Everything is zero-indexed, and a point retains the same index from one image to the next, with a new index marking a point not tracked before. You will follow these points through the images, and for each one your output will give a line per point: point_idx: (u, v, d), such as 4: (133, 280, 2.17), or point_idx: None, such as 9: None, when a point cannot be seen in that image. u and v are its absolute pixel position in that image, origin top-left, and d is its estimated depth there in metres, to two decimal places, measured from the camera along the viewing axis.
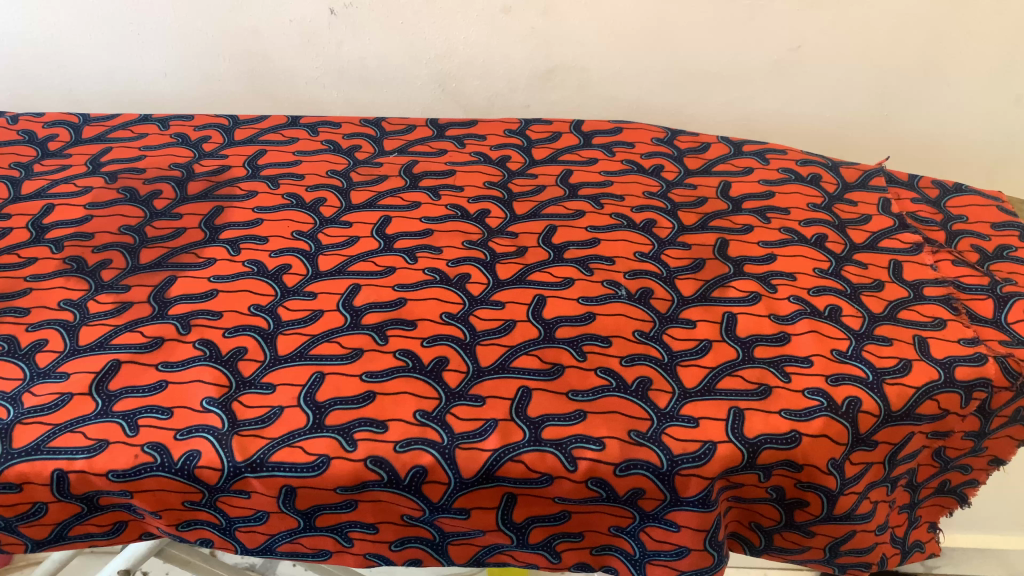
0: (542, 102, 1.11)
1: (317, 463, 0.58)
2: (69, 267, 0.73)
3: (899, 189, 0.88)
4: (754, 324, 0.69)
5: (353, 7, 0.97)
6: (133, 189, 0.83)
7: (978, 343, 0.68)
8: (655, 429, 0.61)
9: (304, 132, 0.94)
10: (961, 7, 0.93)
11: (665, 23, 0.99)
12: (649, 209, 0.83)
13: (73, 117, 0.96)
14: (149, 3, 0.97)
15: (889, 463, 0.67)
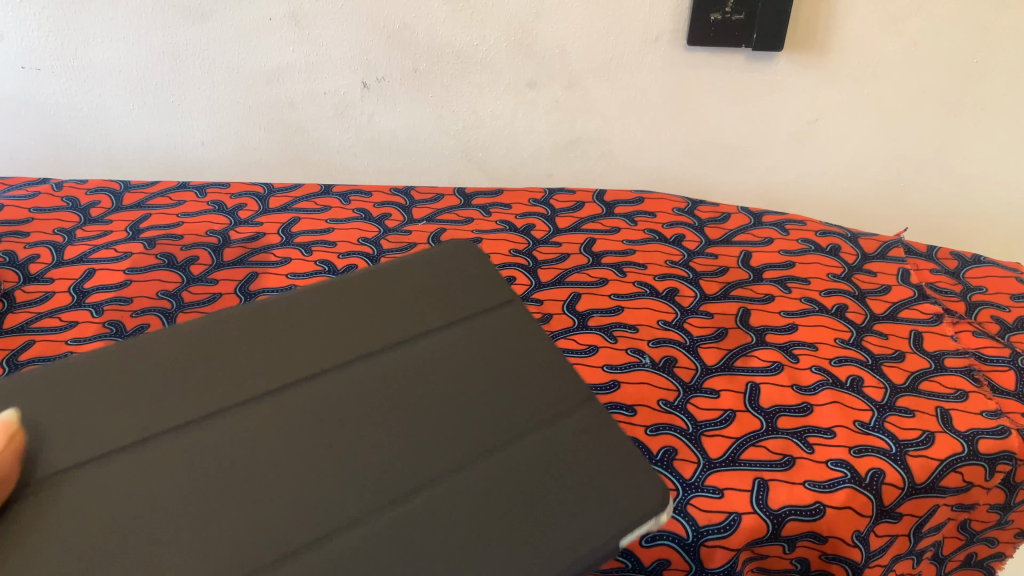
0: (565, 171, 1.13)
1: None
2: (109, 330, 0.76)
3: (918, 260, 0.89)
4: (777, 394, 0.70)
5: (385, 81, 1.02)
6: (172, 255, 0.86)
7: (1000, 415, 0.69)
8: (680, 499, 0.62)
9: (336, 200, 0.98)
10: (975, 80, 0.97)
11: (687, 95, 1.02)
12: (671, 277, 0.85)
13: (116, 184, 1.00)
14: (191, 76, 1.02)
15: (914, 535, 0.68)
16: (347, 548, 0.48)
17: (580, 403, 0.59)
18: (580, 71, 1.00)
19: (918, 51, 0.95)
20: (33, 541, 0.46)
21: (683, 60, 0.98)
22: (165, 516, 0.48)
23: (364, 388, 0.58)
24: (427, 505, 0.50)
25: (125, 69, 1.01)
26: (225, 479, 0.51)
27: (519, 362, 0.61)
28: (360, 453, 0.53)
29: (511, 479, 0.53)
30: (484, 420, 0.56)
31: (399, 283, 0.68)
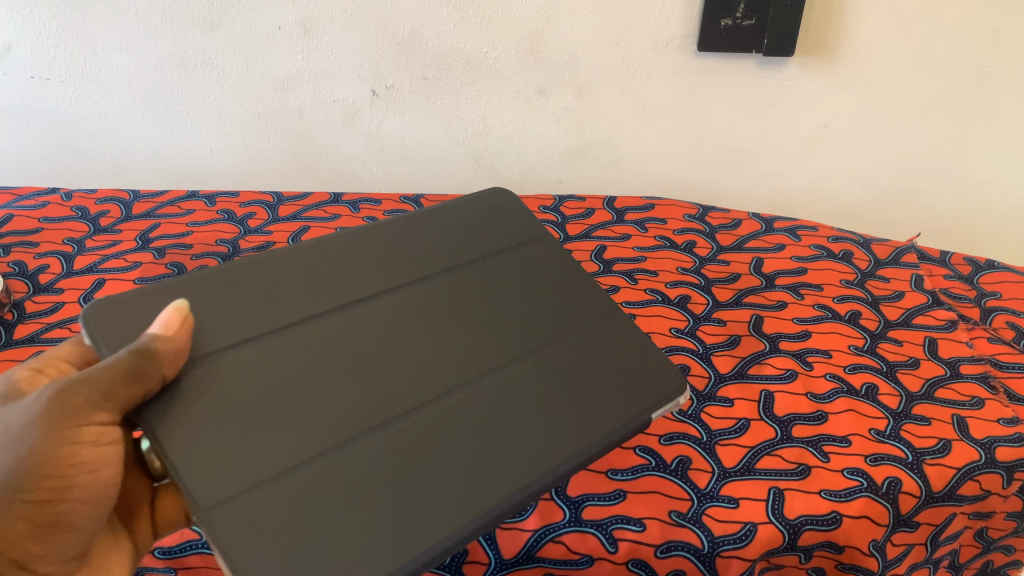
0: (575, 178, 1.13)
1: None
2: None
3: (931, 266, 0.88)
4: (791, 402, 0.70)
5: (394, 89, 1.02)
6: (181, 265, 0.86)
7: (1017, 423, 0.68)
8: (695, 509, 0.61)
9: (346, 209, 0.97)
10: (986, 84, 0.97)
11: (697, 102, 1.02)
12: (683, 285, 0.85)
13: (125, 193, 1.00)
14: (200, 85, 1.02)
15: (931, 544, 0.67)
16: (449, 426, 0.52)
17: (611, 311, 0.65)
18: (589, 78, 1.00)
19: (930, 57, 0.94)
20: (200, 414, 0.48)
21: (692, 67, 0.98)
22: (285, 402, 0.50)
23: (432, 293, 0.61)
24: (506, 390, 0.55)
25: (135, 78, 1.01)
26: (319, 368, 0.53)
27: (561, 282, 0.66)
28: (438, 349, 0.57)
29: (566, 370, 0.58)
30: (530, 321, 0.62)
31: (445, 213, 0.69)
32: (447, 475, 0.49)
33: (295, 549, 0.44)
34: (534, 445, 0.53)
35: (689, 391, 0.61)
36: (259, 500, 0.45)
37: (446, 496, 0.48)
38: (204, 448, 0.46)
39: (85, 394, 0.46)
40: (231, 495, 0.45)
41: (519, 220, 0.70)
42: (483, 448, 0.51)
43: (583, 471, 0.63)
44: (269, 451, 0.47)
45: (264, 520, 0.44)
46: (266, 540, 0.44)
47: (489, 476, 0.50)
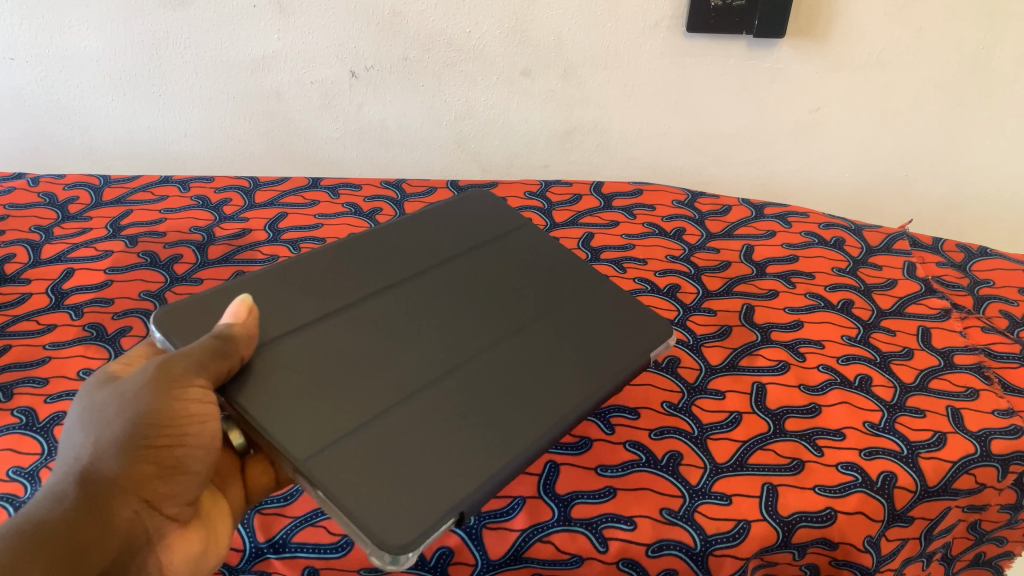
0: (561, 162, 1.11)
1: (341, 543, 0.57)
2: (89, 334, 0.73)
3: (923, 253, 0.87)
4: (784, 395, 0.68)
5: (374, 70, 0.99)
6: (154, 254, 0.83)
7: (1012, 414, 0.67)
8: (687, 507, 0.59)
9: (325, 195, 0.94)
10: (981, 69, 0.94)
11: (686, 83, 0.99)
12: (672, 273, 0.83)
13: (95, 179, 0.96)
14: (173, 64, 0.99)
15: (925, 538, 0.66)
16: (489, 377, 0.56)
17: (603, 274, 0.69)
18: (576, 59, 0.97)
19: (924, 40, 0.92)
20: (274, 385, 0.52)
21: (682, 49, 0.95)
22: (343, 369, 0.54)
23: (451, 274, 0.65)
24: (530, 344, 0.60)
25: (105, 58, 0.98)
26: (367, 343, 0.57)
27: (556, 254, 0.70)
28: (467, 318, 0.61)
29: (582, 325, 0.63)
30: (542, 286, 0.66)
31: (442, 211, 0.73)
32: (501, 416, 0.53)
33: (384, 486, 0.47)
34: (564, 385, 0.57)
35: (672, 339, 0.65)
36: (345, 452, 0.49)
37: (502, 432, 0.52)
38: (285, 417, 0.50)
39: (185, 363, 0.49)
40: (319, 450, 0.48)
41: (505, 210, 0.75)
42: (523, 392, 0.55)
43: (569, 470, 0.62)
44: (342, 411, 0.51)
45: (350, 467, 0.48)
46: (359, 478, 0.47)
47: (532, 412, 0.54)
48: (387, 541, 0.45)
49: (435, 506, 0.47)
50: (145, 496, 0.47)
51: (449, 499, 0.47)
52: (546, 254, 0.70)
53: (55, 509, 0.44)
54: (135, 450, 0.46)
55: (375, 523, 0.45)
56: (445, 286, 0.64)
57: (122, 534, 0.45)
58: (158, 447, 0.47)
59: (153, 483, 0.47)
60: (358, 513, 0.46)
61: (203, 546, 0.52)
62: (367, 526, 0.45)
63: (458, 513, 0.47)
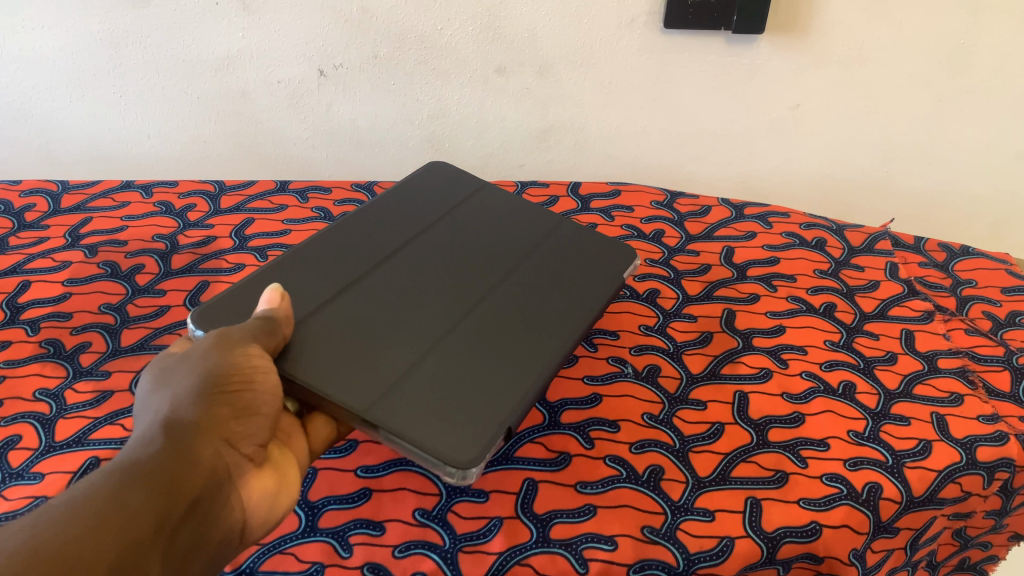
0: (538, 161, 1.08)
1: (310, 571, 0.55)
2: (46, 351, 0.70)
3: (906, 253, 0.86)
4: (768, 404, 0.67)
5: (343, 69, 0.96)
6: (115, 264, 0.80)
7: (998, 420, 0.65)
8: (669, 525, 0.58)
9: (293, 199, 0.91)
10: (961, 64, 0.92)
11: (664, 80, 0.97)
12: (651, 277, 0.81)
13: (53, 184, 0.93)
14: (133, 64, 0.96)
15: (911, 547, 0.65)
16: (495, 321, 0.62)
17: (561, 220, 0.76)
18: (551, 57, 0.95)
19: (905, 35, 0.90)
20: (312, 348, 0.56)
21: (659, 45, 0.93)
22: (373, 328, 0.59)
23: (438, 240, 0.70)
24: (522, 290, 0.65)
25: (63, 57, 0.95)
26: (382, 304, 0.61)
27: (518, 212, 0.75)
28: (464, 272, 0.66)
29: (559, 274, 0.68)
30: (517, 243, 0.71)
31: (408, 182, 0.77)
32: (513, 351, 0.59)
33: (440, 419, 0.53)
34: (559, 318, 0.63)
35: (637, 261, 0.74)
36: (396, 398, 0.54)
37: (523, 364, 0.58)
38: (334, 378, 0.54)
39: (241, 330, 0.52)
40: (374, 398, 0.53)
41: (459, 178, 0.79)
42: (526, 329, 0.62)
43: (548, 489, 0.60)
44: (382, 365, 0.56)
45: (407, 407, 0.53)
46: (415, 415, 0.53)
47: (540, 344, 0.60)
48: (457, 461, 0.51)
49: (489, 429, 0.53)
50: (223, 434, 0.47)
51: (497, 423, 0.53)
52: (514, 215, 0.75)
53: (148, 446, 0.43)
54: (208, 393, 0.48)
55: (442, 450, 0.51)
56: (439, 250, 0.68)
57: (212, 465, 0.45)
58: (224, 390, 0.48)
59: (229, 422, 0.48)
60: (426, 444, 0.51)
61: (277, 488, 0.52)
62: (436, 454, 0.51)
63: (507, 433, 0.53)
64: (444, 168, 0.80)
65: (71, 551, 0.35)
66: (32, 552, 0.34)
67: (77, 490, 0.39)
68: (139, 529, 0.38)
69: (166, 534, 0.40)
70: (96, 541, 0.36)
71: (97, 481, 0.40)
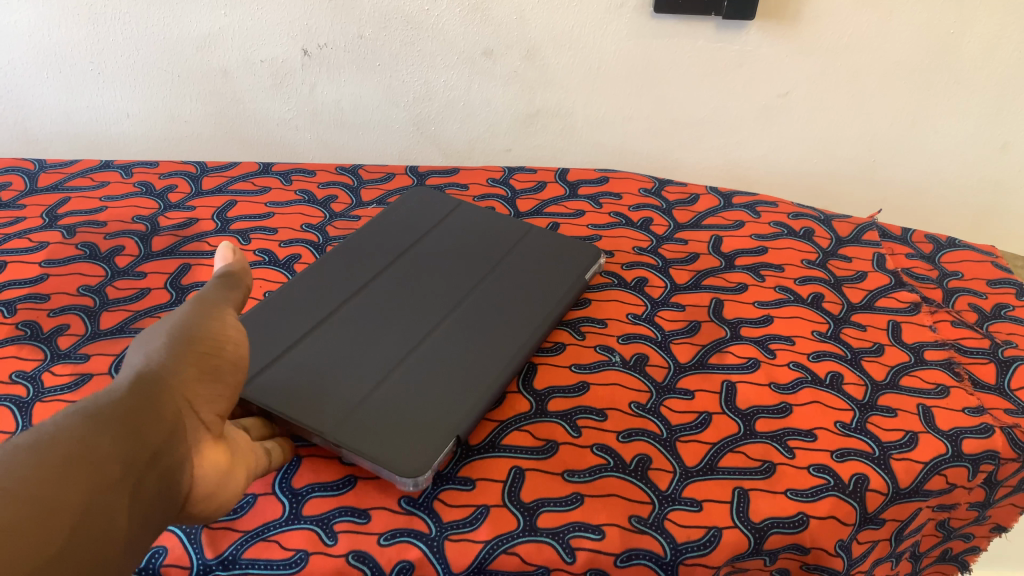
0: (525, 146, 1.07)
1: (294, 559, 0.54)
2: (22, 334, 0.68)
3: (892, 244, 0.86)
4: (755, 394, 0.66)
5: (327, 49, 0.95)
6: (94, 245, 0.78)
7: (983, 412, 0.65)
8: (657, 514, 0.57)
9: (276, 180, 0.90)
10: (949, 52, 0.92)
11: (652, 65, 0.96)
12: (639, 266, 0.81)
13: (29, 162, 0.91)
14: (113, 39, 0.94)
15: (895, 539, 0.65)
16: (456, 339, 0.66)
17: (528, 231, 0.80)
18: (539, 40, 0.93)
19: (895, 23, 0.90)
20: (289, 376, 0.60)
21: (649, 30, 0.92)
22: (343, 352, 0.63)
23: (408, 265, 0.74)
24: (481, 306, 0.70)
25: (38, 33, 0.94)
26: (354, 332, 0.65)
27: (484, 229, 0.80)
28: (428, 293, 0.71)
29: (521, 286, 0.73)
30: (482, 259, 0.75)
31: (387, 213, 0.81)
32: (470, 362, 0.64)
33: (395, 432, 0.57)
34: (515, 330, 0.68)
35: (603, 257, 0.78)
36: (358, 417, 0.58)
37: (475, 377, 0.62)
38: (307, 402, 0.59)
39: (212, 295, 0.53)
40: (341, 417, 0.58)
41: (433, 202, 0.83)
42: (483, 343, 0.66)
43: (535, 478, 0.59)
44: (348, 386, 0.60)
45: (368, 420, 0.58)
46: (373, 428, 0.57)
47: (494, 356, 0.65)
48: (406, 470, 0.55)
49: (439, 438, 0.57)
50: (189, 396, 0.47)
51: (447, 429, 0.58)
52: (484, 230, 0.80)
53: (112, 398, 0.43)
54: (178, 356, 0.47)
55: (393, 460, 0.55)
56: (410, 275, 0.73)
57: (173, 425, 0.45)
58: (190, 355, 0.48)
59: (197, 385, 0.47)
60: (381, 453, 0.56)
61: (229, 467, 0.50)
62: (389, 461, 0.55)
63: (456, 438, 0.58)
64: (425, 192, 0.85)
65: (44, 492, 0.36)
66: (15, 491, 0.35)
67: (44, 437, 0.39)
68: (91, 486, 0.38)
69: (124, 491, 0.40)
70: (56, 496, 0.37)
71: (59, 431, 0.40)
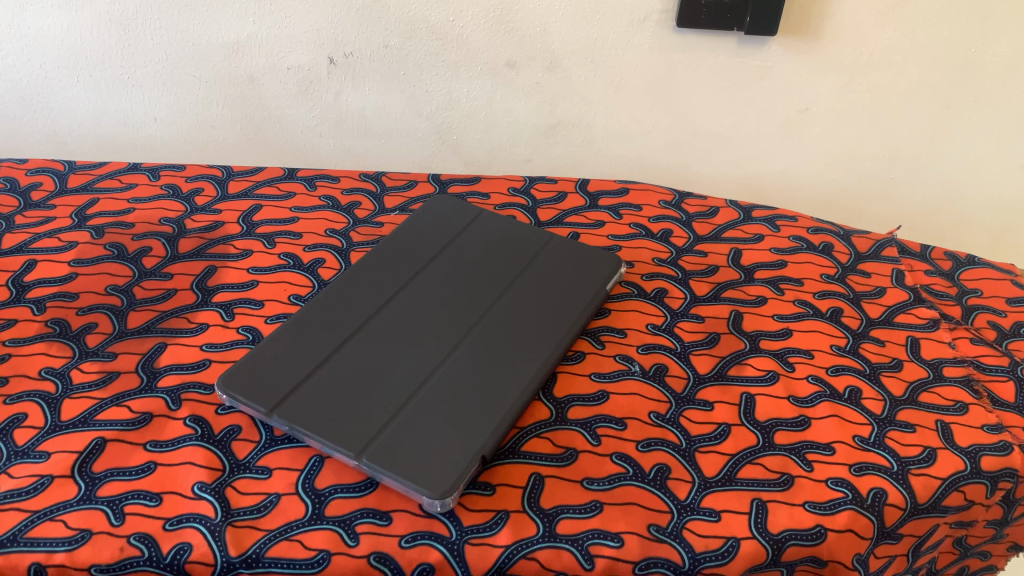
0: (545, 156, 1.08)
1: (317, 558, 0.55)
2: (52, 331, 0.71)
3: (912, 260, 0.86)
4: (773, 407, 0.67)
5: (353, 57, 0.96)
6: (121, 246, 0.80)
7: (1002, 430, 0.66)
8: (675, 523, 0.58)
9: (301, 186, 0.91)
10: (970, 71, 0.92)
11: (672, 79, 0.97)
12: (659, 277, 0.81)
13: (59, 163, 0.92)
14: (141, 45, 0.96)
15: (913, 555, 0.65)
16: (478, 355, 0.67)
17: (549, 241, 0.81)
18: (561, 53, 0.94)
19: (915, 40, 0.90)
20: (320, 397, 0.62)
21: (671, 43, 0.93)
22: (370, 370, 0.65)
23: (431, 278, 0.75)
24: (503, 319, 0.71)
25: (70, 37, 0.95)
26: (377, 352, 0.67)
27: (506, 239, 0.81)
28: (451, 307, 0.71)
29: (543, 297, 0.74)
30: (504, 270, 0.76)
31: (411, 224, 0.82)
32: (494, 379, 0.65)
33: (421, 453, 0.58)
34: (537, 343, 0.69)
35: (623, 267, 0.79)
36: (385, 439, 0.59)
37: (498, 394, 0.63)
38: (336, 424, 0.60)
39: None
40: (369, 439, 0.59)
41: (454, 211, 0.84)
42: (504, 358, 0.67)
43: (555, 485, 0.60)
44: (376, 407, 0.62)
45: (396, 442, 0.59)
46: (400, 450, 0.59)
47: (516, 372, 0.66)
48: (433, 493, 0.56)
49: (463, 460, 0.58)
50: None
51: (471, 451, 0.59)
52: (505, 240, 0.80)
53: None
54: None
55: (422, 482, 0.57)
56: (433, 288, 0.74)
57: None
58: None
59: None
60: (409, 476, 0.57)
61: None
62: (417, 485, 0.56)
63: (480, 459, 0.59)
64: (448, 200, 0.86)
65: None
66: None
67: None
68: None
69: None
70: None
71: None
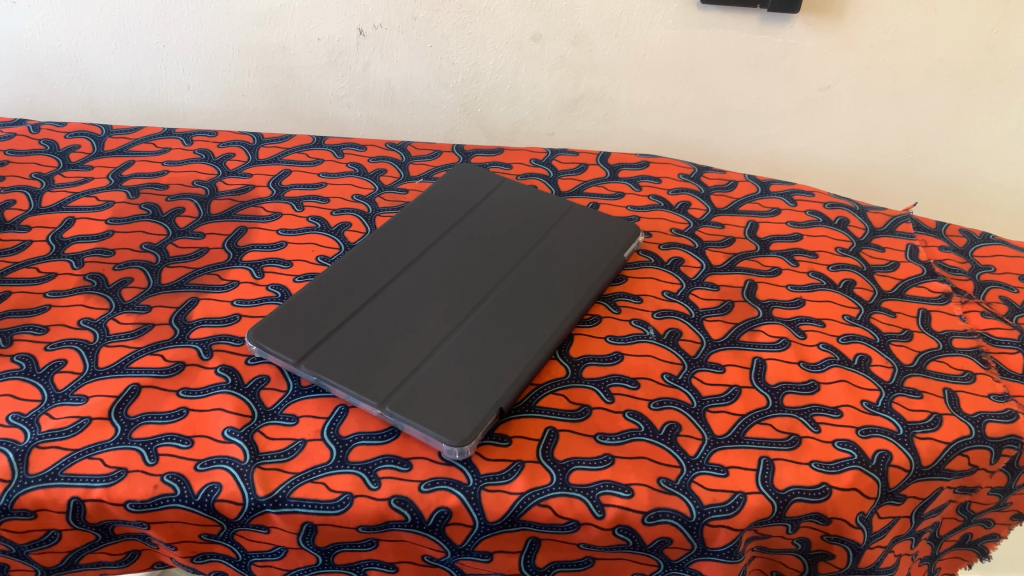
0: (567, 131, 1.11)
1: (340, 500, 0.58)
2: (89, 284, 0.74)
3: (927, 236, 0.87)
4: (785, 371, 0.69)
5: (382, 29, 0.98)
6: (156, 206, 0.83)
7: (1008, 399, 0.67)
8: (684, 476, 0.60)
9: (329, 153, 0.93)
10: (993, 52, 0.93)
11: (696, 56, 0.98)
12: (676, 247, 0.83)
13: (96, 127, 0.95)
14: (176, 16, 0.99)
15: (916, 517, 0.67)
16: (498, 316, 0.69)
17: (569, 209, 0.82)
18: (586, 28, 0.96)
19: (940, 21, 0.90)
20: (344, 351, 0.65)
21: (695, 20, 0.94)
22: (393, 327, 0.67)
23: (454, 243, 0.77)
24: (523, 283, 0.73)
25: (108, 6, 0.98)
26: (400, 310, 0.69)
27: (527, 207, 0.82)
28: (473, 271, 0.74)
29: (562, 264, 0.75)
30: (525, 237, 0.78)
31: (434, 191, 0.84)
32: (512, 338, 0.67)
33: (441, 403, 0.61)
34: (555, 307, 0.71)
35: (641, 236, 0.81)
36: (407, 390, 0.62)
37: (517, 352, 0.66)
38: (360, 376, 0.63)
39: None
40: (391, 390, 0.62)
41: (477, 180, 0.86)
42: (524, 319, 0.69)
43: (570, 438, 0.62)
44: (398, 361, 0.64)
45: (417, 392, 0.61)
46: (421, 400, 0.61)
47: (535, 332, 0.68)
48: (452, 439, 0.58)
49: (481, 411, 0.60)
50: None
51: (488, 403, 0.61)
52: (526, 208, 0.82)
53: None
54: None
55: (441, 429, 0.59)
56: (456, 252, 0.76)
57: None
58: None
59: None
60: (429, 424, 0.59)
61: None
62: (436, 432, 0.59)
63: (498, 411, 0.61)
64: (471, 168, 0.88)
65: None
66: None
67: None
68: None
69: None
70: None
71: None
